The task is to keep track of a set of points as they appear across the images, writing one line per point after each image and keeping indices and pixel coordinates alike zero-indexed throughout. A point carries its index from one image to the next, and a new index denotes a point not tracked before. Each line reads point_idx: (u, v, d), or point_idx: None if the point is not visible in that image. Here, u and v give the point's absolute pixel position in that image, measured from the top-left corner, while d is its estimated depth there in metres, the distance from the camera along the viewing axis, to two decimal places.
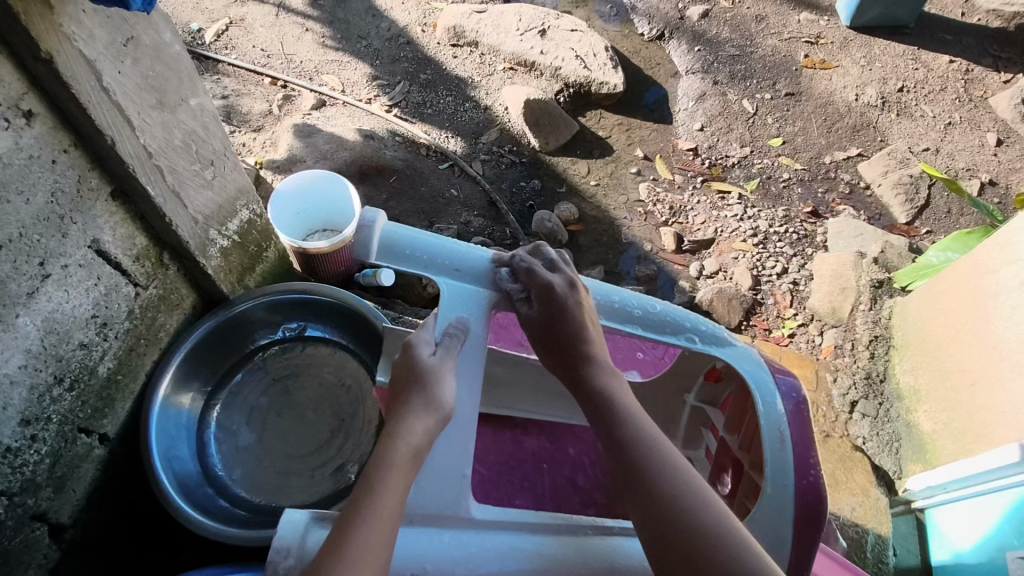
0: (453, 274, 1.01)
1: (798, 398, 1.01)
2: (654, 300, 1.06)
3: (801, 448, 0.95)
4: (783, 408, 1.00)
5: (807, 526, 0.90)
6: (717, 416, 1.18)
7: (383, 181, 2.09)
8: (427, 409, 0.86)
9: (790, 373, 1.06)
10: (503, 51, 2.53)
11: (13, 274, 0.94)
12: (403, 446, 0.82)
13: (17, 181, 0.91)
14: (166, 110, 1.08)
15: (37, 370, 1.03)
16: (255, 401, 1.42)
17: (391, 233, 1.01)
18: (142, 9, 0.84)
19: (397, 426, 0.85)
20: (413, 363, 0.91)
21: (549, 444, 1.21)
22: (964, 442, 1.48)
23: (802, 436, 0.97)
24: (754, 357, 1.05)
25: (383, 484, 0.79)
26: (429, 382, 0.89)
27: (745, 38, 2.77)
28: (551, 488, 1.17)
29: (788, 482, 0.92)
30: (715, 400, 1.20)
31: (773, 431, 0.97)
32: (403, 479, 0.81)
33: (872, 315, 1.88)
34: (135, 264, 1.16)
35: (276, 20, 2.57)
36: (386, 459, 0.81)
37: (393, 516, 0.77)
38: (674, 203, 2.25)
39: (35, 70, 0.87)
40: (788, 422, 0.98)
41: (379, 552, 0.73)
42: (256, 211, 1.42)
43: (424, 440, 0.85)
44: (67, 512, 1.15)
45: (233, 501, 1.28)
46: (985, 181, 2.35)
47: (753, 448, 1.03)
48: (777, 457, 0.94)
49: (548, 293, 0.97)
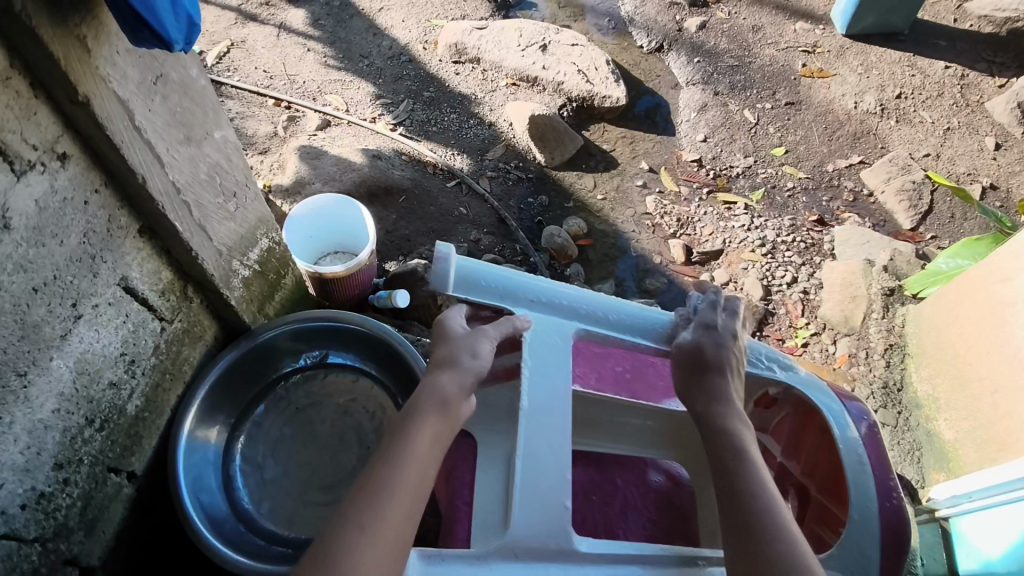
0: (530, 304, 1.05)
1: (870, 421, 1.04)
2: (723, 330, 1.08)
3: (881, 470, 0.97)
4: (858, 432, 1.02)
5: (895, 545, 0.91)
6: (771, 442, 1.18)
7: (392, 202, 2.09)
8: (456, 364, 0.96)
9: (856, 400, 1.09)
10: (505, 67, 2.54)
11: (47, 318, 0.93)
12: (429, 396, 0.92)
13: (52, 225, 0.90)
14: (193, 144, 1.07)
15: (69, 413, 1.01)
16: (278, 432, 1.40)
17: (463, 267, 1.05)
18: (182, 49, 0.84)
19: (432, 383, 0.94)
20: (448, 330, 1.02)
21: (597, 474, 1.21)
22: (988, 450, 1.49)
23: (880, 460, 0.99)
24: (806, 375, 1.07)
25: (415, 429, 0.88)
26: (460, 342, 0.99)
27: (743, 49, 2.80)
28: (604, 518, 1.16)
29: (873, 505, 0.94)
30: (764, 425, 1.20)
31: (852, 455, 0.99)
32: (431, 424, 0.89)
33: (885, 323, 1.89)
34: (161, 299, 1.15)
35: (277, 41, 2.56)
36: (418, 407, 0.90)
37: (427, 458, 0.85)
38: (682, 215, 2.26)
39: (70, 112, 0.86)
40: (864, 444, 1.00)
41: (404, 491, 0.81)
42: (275, 238, 1.40)
43: (455, 393, 0.93)
44: (97, 553, 1.13)
45: (264, 535, 1.27)
46: (986, 185, 2.38)
47: (820, 472, 1.07)
48: (861, 479, 0.96)
49: (708, 328, 1.03)
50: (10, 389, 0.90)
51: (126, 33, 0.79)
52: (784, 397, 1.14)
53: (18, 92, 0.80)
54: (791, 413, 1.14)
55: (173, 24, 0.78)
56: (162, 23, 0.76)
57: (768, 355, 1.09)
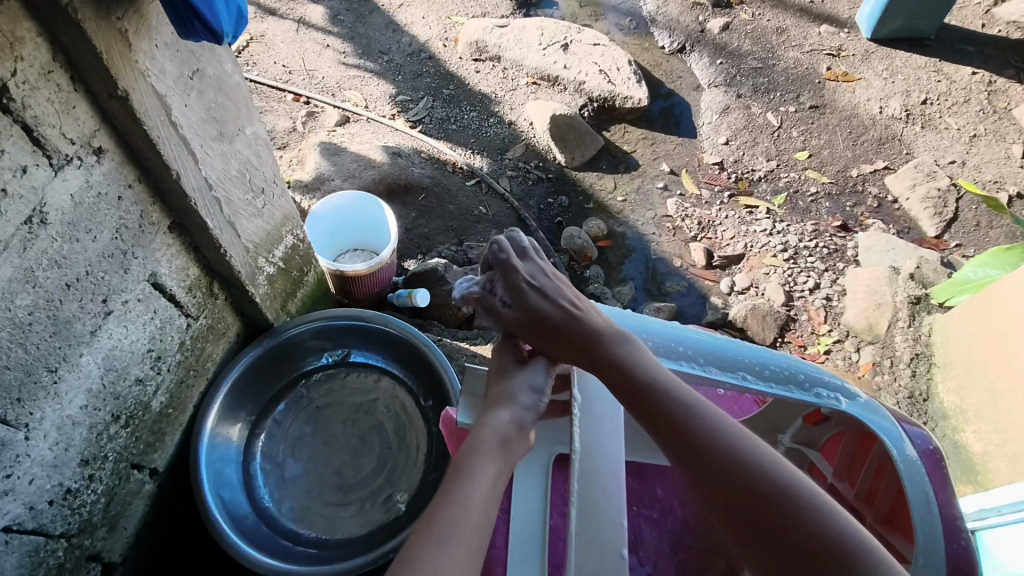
0: None
1: (932, 448, 0.94)
2: (774, 352, 1.04)
3: (948, 504, 0.87)
4: (914, 453, 0.93)
5: None
6: (822, 462, 1.13)
7: (411, 200, 2.07)
8: (513, 402, 0.95)
9: (918, 425, 0.99)
10: (525, 66, 2.52)
11: (78, 314, 0.92)
12: (490, 434, 0.89)
13: (86, 220, 0.90)
14: (225, 140, 1.06)
15: (96, 410, 1.01)
16: (299, 430, 1.39)
17: None
18: (229, 40, 0.83)
19: (486, 418, 0.93)
20: (505, 366, 1.03)
21: (636, 484, 1.17)
22: (1018, 465, 1.47)
23: (946, 494, 0.88)
24: (866, 399, 1.00)
25: (475, 468, 0.84)
26: (517, 380, 0.99)
27: (766, 51, 2.76)
28: (643, 527, 1.13)
29: (938, 547, 0.84)
30: (813, 441, 1.16)
31: (917, 490, 0.88)
32: (495, 463, 0.86)
33: (911, 332, 1.87)
34: (188, 295, 1.14)
35: (296, 35, 2.55)
36: (477, 446, 0.87)
37: (489, 504, 0.81)
38: (703, 218, 2.24)
39: (108, 106, 0.85)
40: (925, 469, 0.90)
41: (472, 534, 0.77)
42: (300, 236, 1.38)
43: (511, 428, 0.91)
44: (119, 550, 1.13)
45: (285, 535, 1.26)
46: (1013, 193, 2.35)
47: (879, 501, 1.00)
48: (925, 517, 0.86)
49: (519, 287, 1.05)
50: (41, 385, 0.90)
51: (174, 22, 0.78)
52: (839, 417, 1.08)
53: (59, 86, 0.80)
54: (848, 432, 1.07)
55: (223, 14, 0.77)
56: (212, 10, 0.76)
57: (830, 385, 1.01)
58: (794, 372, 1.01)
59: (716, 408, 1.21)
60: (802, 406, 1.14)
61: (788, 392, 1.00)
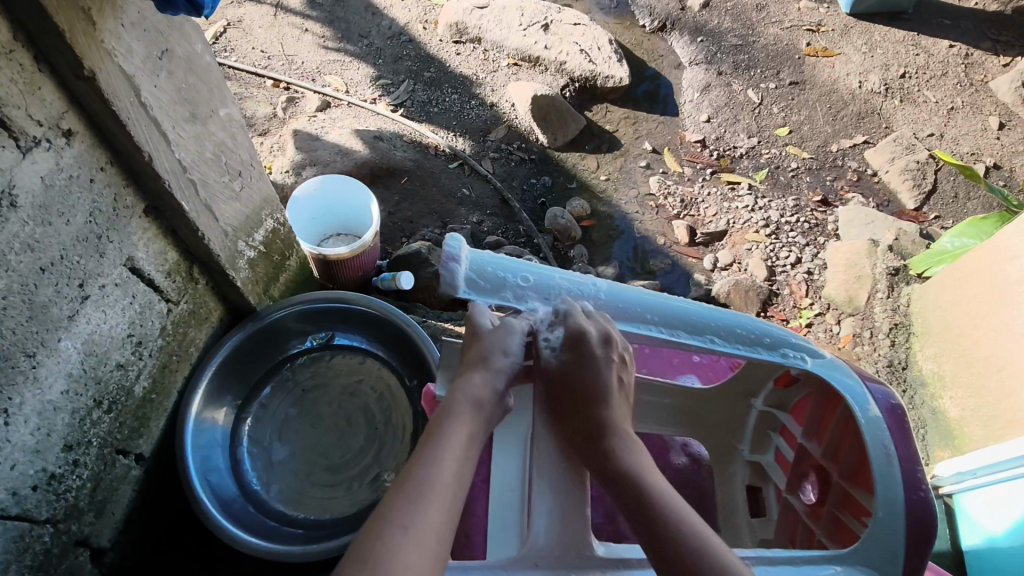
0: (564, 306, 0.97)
1: (895, 405, 0.96)
2: (744, 314, 1.03)
3: (908, 458, 0.90)
4: (878, 412, 0.95)
5: (920, 539, 0.84)
6: (792, 423, 1.16)
7: (394, 183, 2.06)
8: (488, 364, 0.92)
9: (880, 382, 1.02)
10: (506, 47, 2.50)
11: (54, 298, 0.92)
12: (463, 397, 0.89)
13: (58, 203, 0.89)
14: (198, 122, 1.05)
15: (78, 395, 1.01)
16: (285, 412, 1.40)
17: (476, 261, 0.91)
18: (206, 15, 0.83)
19: (461, 381, 0.92)
20: (479, 324, 0.97)
21: None
22: (993, 427, 1.50)
23: (907, 448, 0.91)
24: (829, 357, 1.02)
25: (447, 431, 0.85)
26: (491, 340, 0.94)
27: (746, 28, 2.77)
28: None
29: (897, 495, 0.86)
30: (784, 404, 1.19)
31: (877, 444, 0.91)
32: (467, 426, 0.86)
33: (890, 303, 1.90)
34: (167, 279, 1.13)
35: (274, 20, 2.52)
36: (450, 410, 0.87)
37: (460, 463, 0.82)
38: (686, 196, 2.25)
39: (74, 87, 0.85)
40: (888, 425, 0.93)
41: (446, 493, 0.78)
42: (280, 220, 1.38)
43: (486, 391, 0.91)
44: (107, 534, 1.14)
45: (274, 516, 1.26)
46: (990, 164, 2.38)
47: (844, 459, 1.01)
48: (885, 470, 0.89)
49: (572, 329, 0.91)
50: (20, 370, 0.90)
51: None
52: (807, 378, 1.11)
53: (22, 65, 0.79)
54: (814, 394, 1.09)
55: None
56: None
57: (797, 345, 1.02)
58: (761, 334, 1.01)
59: (691, 374, 1.28)
60: (773, 368, 1.17)
61: (755, 354, 1.00)
